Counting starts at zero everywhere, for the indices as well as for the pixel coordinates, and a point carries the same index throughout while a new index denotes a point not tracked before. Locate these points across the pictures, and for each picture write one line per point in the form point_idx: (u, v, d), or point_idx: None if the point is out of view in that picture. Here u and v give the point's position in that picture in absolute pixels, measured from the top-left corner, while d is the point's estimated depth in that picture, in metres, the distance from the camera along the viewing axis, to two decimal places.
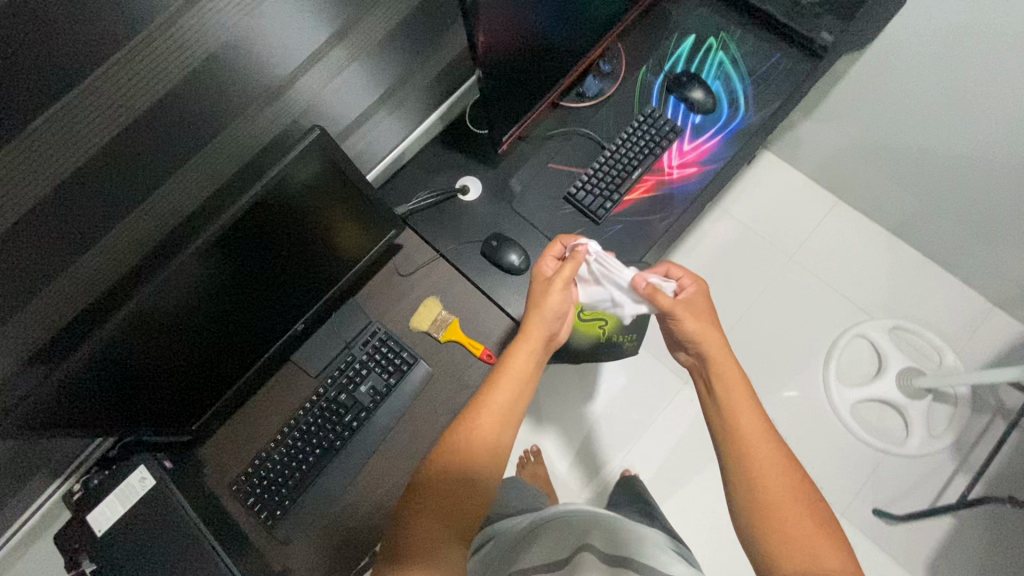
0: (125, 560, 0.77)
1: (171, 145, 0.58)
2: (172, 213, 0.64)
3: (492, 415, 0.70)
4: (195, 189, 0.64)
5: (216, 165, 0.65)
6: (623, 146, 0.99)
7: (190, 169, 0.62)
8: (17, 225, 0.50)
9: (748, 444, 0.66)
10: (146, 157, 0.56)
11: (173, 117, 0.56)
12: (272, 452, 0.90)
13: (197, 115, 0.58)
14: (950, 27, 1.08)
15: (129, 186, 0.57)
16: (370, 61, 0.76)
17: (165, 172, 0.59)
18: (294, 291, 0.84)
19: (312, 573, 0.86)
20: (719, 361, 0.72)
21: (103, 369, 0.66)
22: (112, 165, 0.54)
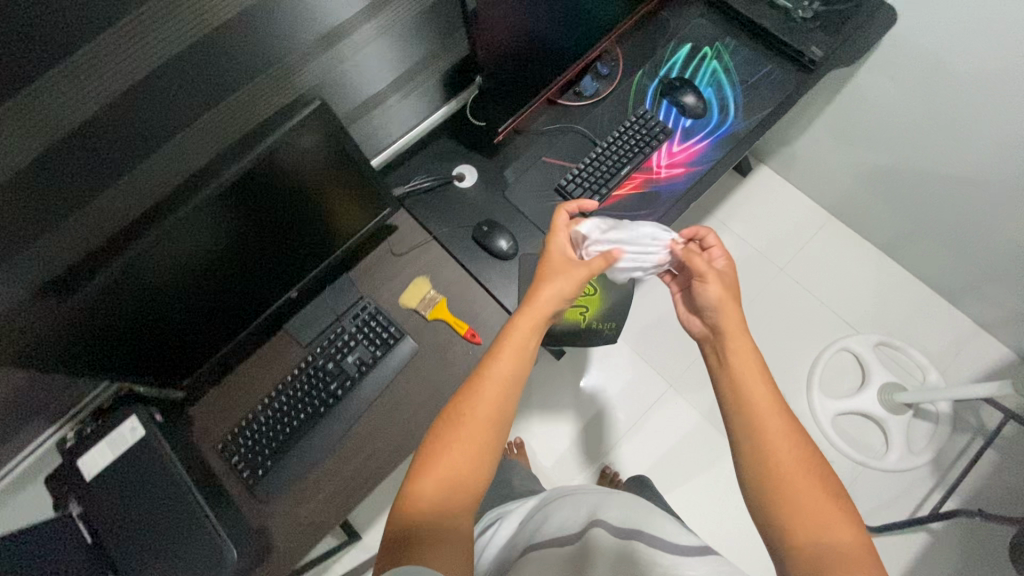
0: (112, 502, 0.82)
1: (179, 103, 0.65)
2: (178, 167, 0.71)
3: (498, 380, 0.68)
4: (199, 148, 0.71)
5: (221, 127, 0.72)
6: (615, 143, 1.03)
7: (199, 125, 0.69)
8: (43, 153, 0.57)
9: (759, 417, 0.64)
10: (155, 112, 0.64)
11: (182, 76, 0.63)
12: (259, 414, 0.93)
13: (207, 77, 0.66)
14: (940, 46, 1.12)
15: (145, 133, 0.65)
16: (372, 48, 0.83)
17: (177, 124, 0.67)
18: (291, 256, 0.89)
19: (290, 531, 0.89)
20: (733, 333, 0.70)
21: (108, 307, 0.70)
22: (125, 114, 0.61)
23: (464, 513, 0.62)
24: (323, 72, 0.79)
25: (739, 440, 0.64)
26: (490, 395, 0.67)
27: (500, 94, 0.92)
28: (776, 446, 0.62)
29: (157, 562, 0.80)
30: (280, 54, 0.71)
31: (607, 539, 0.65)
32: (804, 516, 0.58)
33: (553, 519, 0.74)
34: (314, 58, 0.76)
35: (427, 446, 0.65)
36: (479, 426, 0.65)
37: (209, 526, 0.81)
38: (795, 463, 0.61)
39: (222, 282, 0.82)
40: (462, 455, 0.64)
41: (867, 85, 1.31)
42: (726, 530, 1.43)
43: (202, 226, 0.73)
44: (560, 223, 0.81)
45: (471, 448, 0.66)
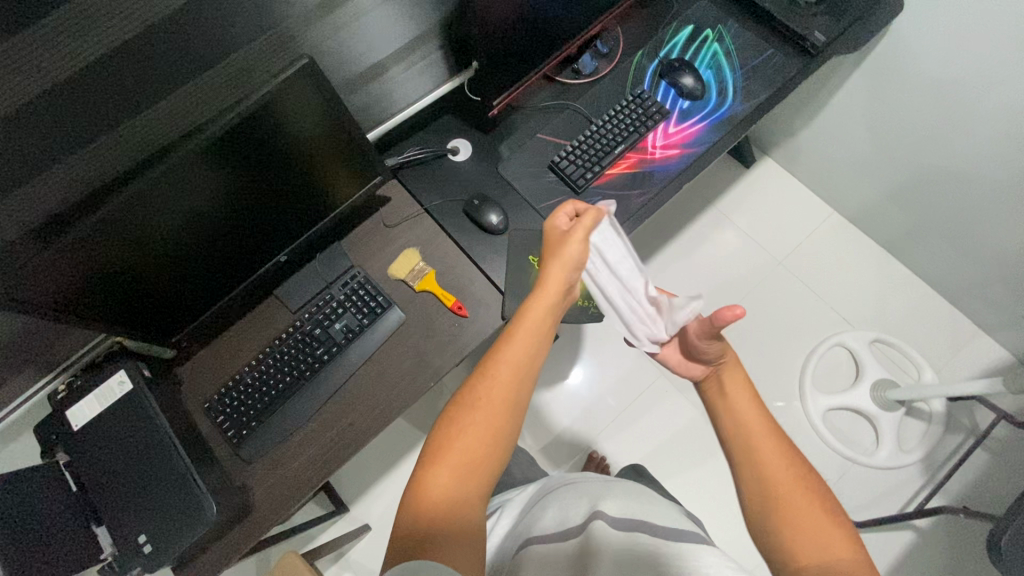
0: (98, 452, 0.84)
1: (171, 62, 0.65)
2: (169, 123, 0.72)
3: (510, 367, 0.67)
4: (189, 108, 0.72)
5: (214, 89, 0.73)
6: (610, 122, 1.03)
7: (190, 87, 0.70)
8: (30, 104, 0.58)
9: (765, 462, 0.59)
10: (145, 71, 0.64)
11: (174, 35, 0.63)
12: (245, 376, 0.94)
13: (199, 37, 0.66)
14: (947, 41, 1.11)
15: (134, 92, 0.65)
16: (375, 16, 0.82)
17: (166, 85, 0.67)
18: (279, 219, 0.89)
19: (272, 491, 0.90)
20: (731, 383, 0.66)
21: (98, 251, 0.71)
22: (115, 69, 0.62)
23: (475, 503, 0.62)
24: (323, 36, 0.78)
25: (748, 487, 0.60)
26: (502, 380, 0.67)
27: (498, 67, 0.92)
28: (782, 487, 0.58)
29: (139, 513, 0.81)
30: (277, 12, 0.70)
31: (608, 530, 0.64)
32: (813, 551, 0.54)
33: (555, 510, 0.73)
34: (313, 22, 0.75)
35: (444, 432, 0.65)
36: (494, 411, 0.65)
37: (191, 482, 0.82)
38: (800, 498, 0.57)
39: (210, 238, 0.83)
40: (473, 439, 0.64)
41: (876, 77, 1.28)
42: (710, 519, 1.43)
43: (189, 183, 0.74)
44: (562, 212, 0.77)
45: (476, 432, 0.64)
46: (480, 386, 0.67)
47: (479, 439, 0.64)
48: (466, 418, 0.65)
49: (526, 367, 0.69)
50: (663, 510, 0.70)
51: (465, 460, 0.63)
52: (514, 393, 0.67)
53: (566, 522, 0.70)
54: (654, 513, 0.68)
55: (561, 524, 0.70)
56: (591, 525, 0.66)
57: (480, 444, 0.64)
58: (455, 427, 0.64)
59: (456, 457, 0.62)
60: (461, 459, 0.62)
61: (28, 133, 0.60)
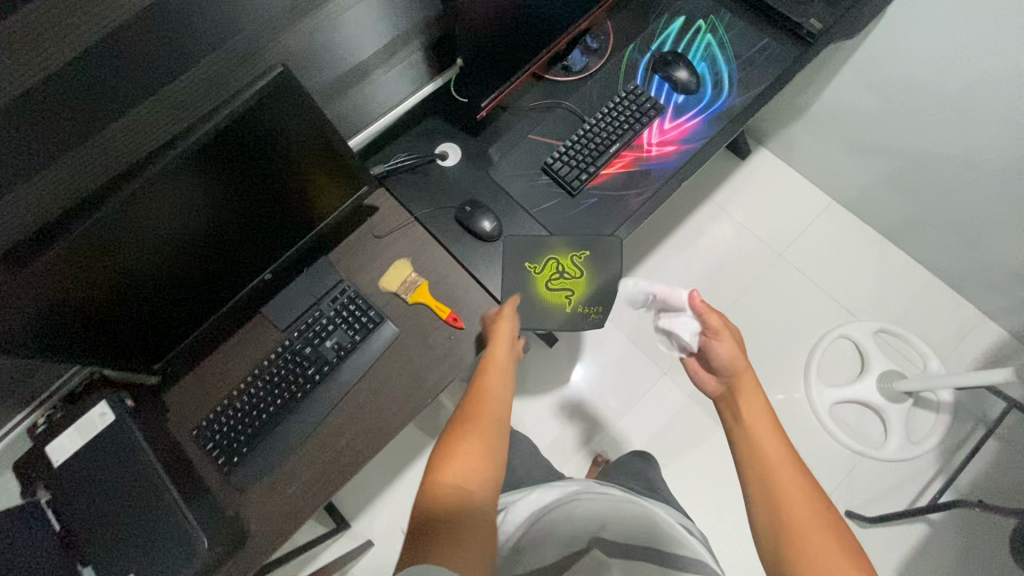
0: (82, 488, 0.80)
1: (137, 70, 0.61)
2: (138, 138, 0.68)
3: (492, 395, 0.76)
4: (159, 118, 0.68)
5: (187, 98, 0.69)
6: (603, 120, 1.00)
7: (158, 98, 0.65)
8: None
9: (773, 475, 0.63)
10: (107, 83, 0.60)
11: (141, 41, 0.59)
12: (235, 400, 0.91)
13: (168, 43, 0.62)
14: (944, 23, 1.08)
15: (97, 107, 0.61)
16: (352, 17, 0.78)
17: (132, 98, 0.63)
18: (264, 233, 0.85)
19: (266, 520, 0.87)
20: (748, 397, 0.71)
21: (72, 276, 0.67)
22: (77, 80, 0.57)
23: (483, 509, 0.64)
24: (297, 40, 0.75)
25: (756, 499, 0.63)
26: (490, 397, 0.75)
27: (484, 68, 0.88)
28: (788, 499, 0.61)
29: (126, 551, 0.77)
30: (249, 17, 0.66)
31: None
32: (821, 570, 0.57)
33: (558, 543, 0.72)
34: (286, 26, 0.71)
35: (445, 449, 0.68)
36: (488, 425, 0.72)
37: (181, 516, 0.78)
38: (804, 511, 0.61)
39: (193, 257, 0.79)
40: (475, 446, 0.68)
41: (874, 63, 1.25)
42: (720, 521, 1.39)
43: (168, 198, 0.70)
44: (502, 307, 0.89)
45: (476, 442, 0.69)
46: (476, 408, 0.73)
47: (479, 449, 0.68)
48: (466, 429, 0.70)
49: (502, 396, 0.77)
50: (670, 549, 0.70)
51: (467, 468, 0.66)
52: (501, 411, 0.74)
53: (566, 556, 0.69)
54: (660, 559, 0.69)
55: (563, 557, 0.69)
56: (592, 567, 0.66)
57: (479, 454, 0.68)
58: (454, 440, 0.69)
59: (462, 462, 0.66)
60: (466, 469, 0.66)
61: None
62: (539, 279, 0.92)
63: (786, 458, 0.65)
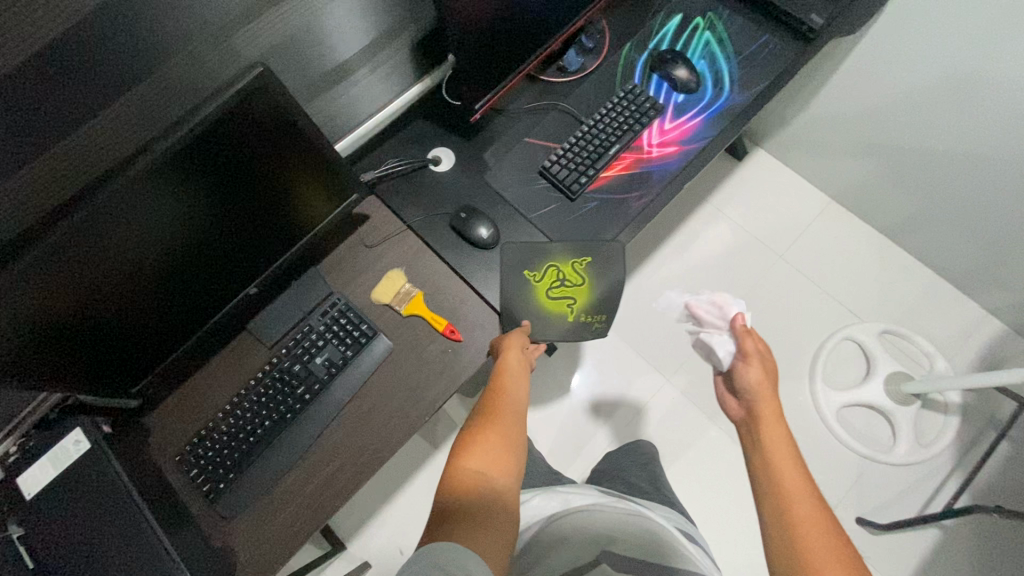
0: (54, 523, 0.75)
1: (100, 68, 0.57)
2: (109, 145, 0.63)
3: (512, 398, 0.76)
4: (129, 122, 0.64)
5: (157, 100, 0.64)
6: (601, 121, 0.96)
7: (128, 101, 0.62)
8: None
9: (788, 494, 0.60)
10: (69, 86, 0.56)
11: (104, 36, 0.55)
12: (220, 422, 0.86)
13: (135, 39, 0.57)
14: (940, 19, 1.06)
15: (60, 113, 0.57)
16: (335, 15, 0.75)
17: (99, 102, 0.59)
18: (247, 245, 0.81)
19: (256, 549, 0.81)
20: (768, 418, 0.69)
21: (39, 295, 0.62)
22: (34, 80, 0.53)
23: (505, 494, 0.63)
24: (276, 40, 0.71)
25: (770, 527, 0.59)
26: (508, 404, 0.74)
27: (477, 68, 0.84)
28: (802, 521, 0.58)
29: None
30: (222, 12, 0.63)
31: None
32: None
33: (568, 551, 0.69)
34: (261, 23, 0.68)
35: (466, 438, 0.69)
36: (509, 422, 0.72)
37: (161, 550, 0.73)
38: (818, 531, 0.57)
39: (171, 271, 0.74)
40: (494, 441, 0.68)
41: (871, 59, 1.22)
42: (731, 533, 1.34)
43: (142, 209, 0.65)
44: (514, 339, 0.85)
45: (496, 434, 0.69)
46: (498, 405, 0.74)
47: (498, 449, 0.67)
48: (487, 423, 0.71)
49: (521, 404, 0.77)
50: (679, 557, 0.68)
51: (490, 462, 0.65)
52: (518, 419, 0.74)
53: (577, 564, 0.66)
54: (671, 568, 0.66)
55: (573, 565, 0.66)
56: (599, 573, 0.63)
57: (499, 449, 0.67)
58: (474, 431, 0.69)
59: (484, 452, 0.66)
60: (490, 461, 0.65)
61: None
62: (538, 286, 0.88)
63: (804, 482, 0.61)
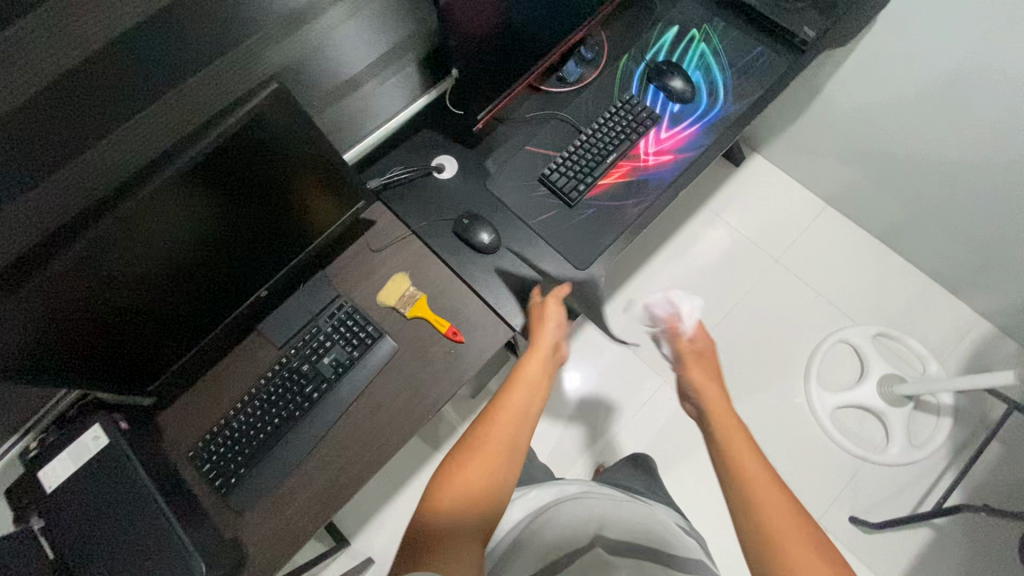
0: (75, 515, 0.78)
1: (129, 87, 0.61)
2: (133, 157, 0.67)
3: (509, 413, 0.70)
4: (152, 135, 0.67)
5: (179, 113, 0.68)
6: (599, 130, 1.00)
7: (153, 116, 0.65)
8: None
9: (757, 492, 0.61)
10: (99, 103, 0.60)
11: (135, 55, 0.58)
12: (231, 420, 0.89)
13: (162, 57, 0.61)
14: (930, 31, 1.09)
15: (89, 128, 0.61)
16: (345, 32, 0.78)
17: (127, 118, 0.63)
18: (258, 250, 0.84)
19: (266, 542, 0.85)
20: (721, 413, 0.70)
21: (65, 299, 0.67)
22: (69, 94, 0.56)
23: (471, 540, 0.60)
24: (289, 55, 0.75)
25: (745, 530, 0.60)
26: (505, 424, 0.68)
27: (480, 81, 0.88)
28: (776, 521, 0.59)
29: None
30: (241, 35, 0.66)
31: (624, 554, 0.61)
32: None
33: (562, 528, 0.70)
34: (276, 44, 0.71)
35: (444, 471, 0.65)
36: (500, 447, 0.67)
37: (177, 542, 0.76)
38: (788, 523, 0.59)
39: (186, 276, 0.78)
40: (479, 472, 0.64)
41: (864, 68, 1.25)
42: (726, 531, 1.37)
43: (160, 217, 0.68)
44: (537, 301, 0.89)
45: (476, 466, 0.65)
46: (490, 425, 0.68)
47: (486, 471, 0.65)
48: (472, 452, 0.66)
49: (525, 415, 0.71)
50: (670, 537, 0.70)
51: (469, 494, 0.63)
52: (518, 438, 0.69)
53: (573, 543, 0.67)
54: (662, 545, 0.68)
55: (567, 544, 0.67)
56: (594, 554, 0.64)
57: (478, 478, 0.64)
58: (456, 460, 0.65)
59: (463, 485, 0.63)
60: (469, 493, 0.63)
61: None
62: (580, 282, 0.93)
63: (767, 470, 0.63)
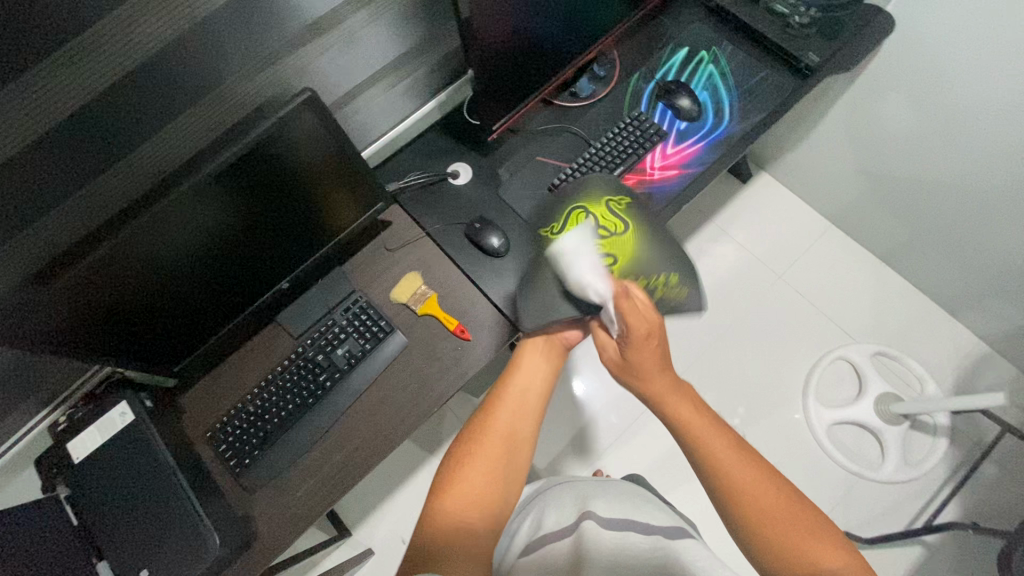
0: (97, 485, 0.83)
1: (174, 87, 0.69)
2: (171, 152, 0.76)
3: (498, 436, 0.69)
4: (190, 133, 0.75)
5: (216, 117, 0.77)
6: (608, 144, 1.04)
7: (192, 115, 0.74)
8: (44, 135, 0.63)
9: (752, 503, 0.61)
10: (148, 100, 0.68)
11: (176, 63, 0.67)
12: (248, 404, 0.94)
13: (200, 67, 0.70)
14: (924, 63, 1.14)
15: (138, 124, 0.69)
16: (361, 37, 0.85)
17: (171, 113, 0.71)
18: (278, 248, 0.89)
19: (275, 521, 0.89)
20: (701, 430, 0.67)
21: (100, 290, 0.73)
22: (125, 92, 0.66)
23: (479, 551, 0.61)
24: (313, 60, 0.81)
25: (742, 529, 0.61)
26: (493, 445, 0.68)
27: (496, 97, 0.93)
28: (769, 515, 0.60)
29: (140, 548, 0.81)
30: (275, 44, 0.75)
31: (603, 530, 0.62)
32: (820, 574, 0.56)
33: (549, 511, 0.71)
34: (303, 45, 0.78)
35: (443, 485, 0.66)
36: (490, 468, 0.67)
37: (194, 514, 0.81)
38: (784, 516, 0.60)
39: (211, 271, 0.83)
40: (476, 484, 0.65)
41: (866, 96, 1.29)
42: (720, 541, 1.39)
43: (193, 212, 0.74)
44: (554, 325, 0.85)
45: (465, 486, 0.65)
46: (477, 449, 0.68)
47: (489, 470, 0.67)
48: (463, 464, 0.67)
49: (513, 435, 0.70)
50: (650, 505, 0.71)
51: (468, 507, 0.64)
52: (517, 435, 0.70)
53: (561, 518, 0.68)
54: (647, 510, 0.69)
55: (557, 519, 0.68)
56: (581, 524, 0.64)
57: (478, 499, 0.64)
58: (449, 485, 0.65)
59: (462, 497, 0.64)
60: (470, 511, 0.63)
61: (46, 166, 0.65)
62: (555, 235, 0.90)
63: (754, 474, 0.63)
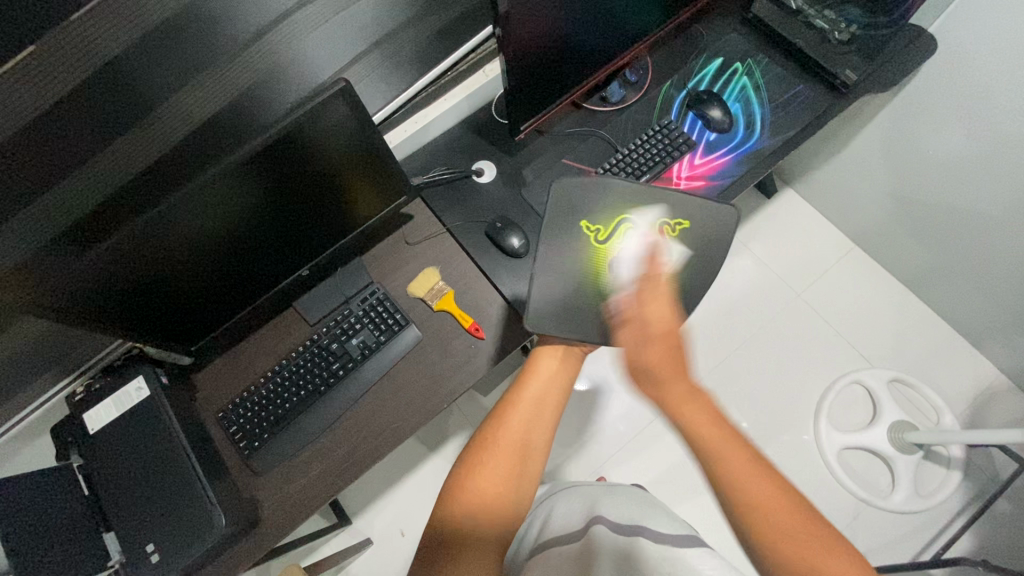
0: (110, 457, 0.85)
1: (183, 47, 0.75)
2: (185, 119, 0.78)
3: (510, 439, 0.68)
4: (200, 100, 0.79)
5: (226, 86, 0.80)
6: (635, 151, 1.03)
7: (202, 82, 0.78)
8: (71, 94, 0.68)
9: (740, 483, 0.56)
10: (157, 61, 0.74)
11: (184, 27, 0.74)
12: (260, 387, 0.95)
13: (203, 36, 0.76)
14: (963, 89, 1.11)
15: (152, 84, 0.74)
16: None
17: (180, 78, 0.76)
18: (301, 234, 0.90)
19: (281, 505, 0.90)
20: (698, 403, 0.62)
21: (127, 265, 0.74)
22: (143, 53, 0.72)
23: (489, 555, 0.61)
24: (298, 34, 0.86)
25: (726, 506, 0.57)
26: (502, 449, 0.67)
27: (526, 97, 0.93)
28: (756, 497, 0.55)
29: (149, 522, 0.82)
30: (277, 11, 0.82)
31: (610, 531, 0.63)
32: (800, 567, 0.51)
33: (561, 519, 0.72)
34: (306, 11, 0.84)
35: (453, 484, 0.67)
36: (501, 472, 0.66)
37: (202, 493, 0.82)
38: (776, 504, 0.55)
39: (234, 252, 0.84)
40: (486, 488, 0.65)
41: (901, 117, 1.27)
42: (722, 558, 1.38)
43: (222, 195, 0.75)
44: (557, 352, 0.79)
45: (475, 490, 0.65)
46: (486, 451, 0.68)
47: (497, 481, 0.66)
48: (473, 465, 0.67)
49: (526, 439, 0.69)
50: (663, 511, 0.70)
51: (479, 510, 0.64)
52: (531, 440, 0.69)
53: (572, 527, 0.69)
54: (657, 513, 0.68)
55: (568, 530, 0.69)
56: (591, 530, 0.65)
57: (491, 502, 0.65)
58: (461, 490, 0.65)
59: (472, 501, 0.64)
60: (480, 513, 0.64)
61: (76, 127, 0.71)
62: (598, 242, 0.81)
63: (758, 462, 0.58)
